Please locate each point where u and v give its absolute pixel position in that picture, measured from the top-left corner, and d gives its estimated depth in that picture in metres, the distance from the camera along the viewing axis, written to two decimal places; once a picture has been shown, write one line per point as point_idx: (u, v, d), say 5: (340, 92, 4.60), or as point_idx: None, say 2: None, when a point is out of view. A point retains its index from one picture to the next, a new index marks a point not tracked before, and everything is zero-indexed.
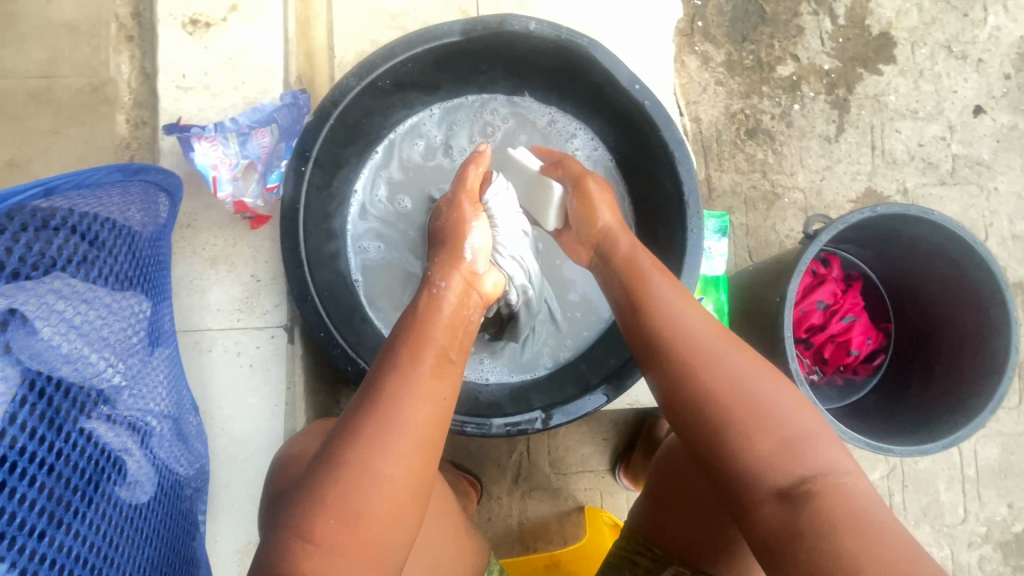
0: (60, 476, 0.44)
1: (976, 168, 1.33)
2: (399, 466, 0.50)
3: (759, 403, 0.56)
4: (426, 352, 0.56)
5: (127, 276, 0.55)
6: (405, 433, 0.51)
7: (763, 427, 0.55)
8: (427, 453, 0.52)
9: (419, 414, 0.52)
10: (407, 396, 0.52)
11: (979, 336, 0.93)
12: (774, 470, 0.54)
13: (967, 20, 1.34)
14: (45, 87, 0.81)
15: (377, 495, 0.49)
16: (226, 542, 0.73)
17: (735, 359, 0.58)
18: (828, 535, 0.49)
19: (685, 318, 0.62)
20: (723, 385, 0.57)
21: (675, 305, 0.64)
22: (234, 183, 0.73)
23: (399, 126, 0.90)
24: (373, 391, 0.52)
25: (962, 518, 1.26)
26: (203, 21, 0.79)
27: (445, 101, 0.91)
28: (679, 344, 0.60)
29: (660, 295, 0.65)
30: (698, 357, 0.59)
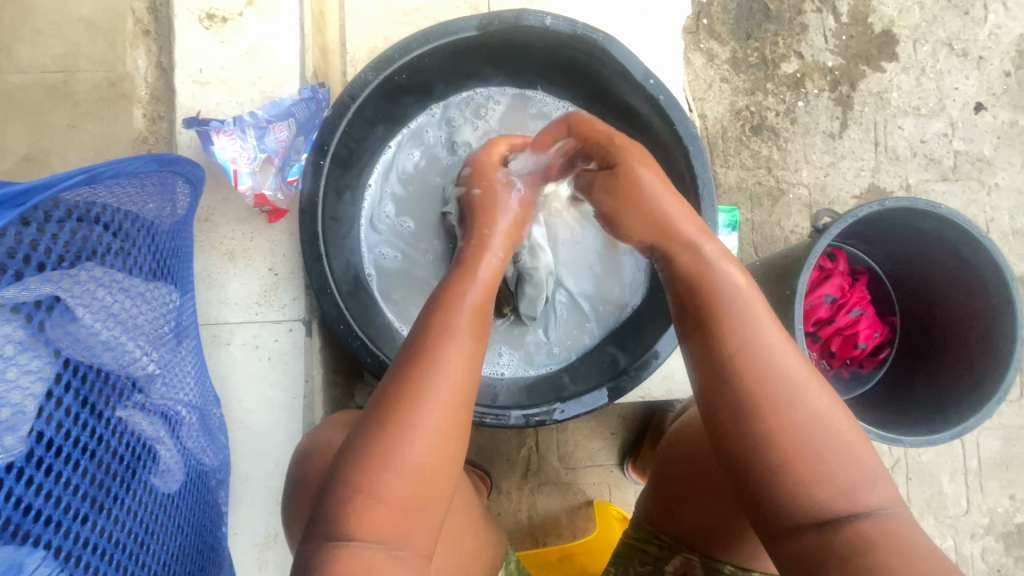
0: (100, 461, 0.45)
1: (977, 164, 1.35)
2: (444, 422, 0.49)
3: (814, 419, 0.51)
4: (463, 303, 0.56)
5: (157, 266, 0.55)
6: (449, 383, 0.50)
7: (817, 446, 0.51)
8: (467, 404, 0.52)
9: (461, 366, 0.52)
10: (452, 353, 0.52)
11: (985, 328, 0.94)
12: (822, 496, 0.51)
13: (968, 18, 1.36)
14: (62, 82, 0.81)
15: (427, 446, 0.48)
16: (246, 534, 0.74)
17: (797, 367, 0.53)
18: (872, 572, 0.47)
19: (747, 313, 0.55)
20: (780, 393, 0.52)
21: (737, 298, 0.55)
22: (253, 177, 0.74)
23: (410, 124, 0.91)
24: (418, 349, 0.51)
25: (966, 510, 1.28)
26: (219, 16, 0.79)
27: (444, 101, 0.91)
28: (737, 342, 0.54)
29: (724, 291, 0.56)
30: (752, 358, 0.53)
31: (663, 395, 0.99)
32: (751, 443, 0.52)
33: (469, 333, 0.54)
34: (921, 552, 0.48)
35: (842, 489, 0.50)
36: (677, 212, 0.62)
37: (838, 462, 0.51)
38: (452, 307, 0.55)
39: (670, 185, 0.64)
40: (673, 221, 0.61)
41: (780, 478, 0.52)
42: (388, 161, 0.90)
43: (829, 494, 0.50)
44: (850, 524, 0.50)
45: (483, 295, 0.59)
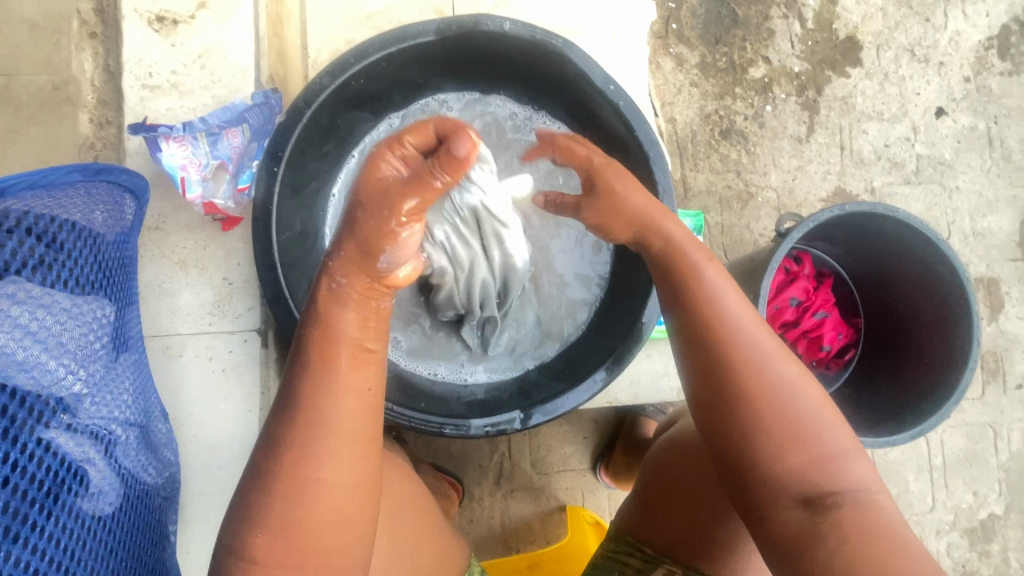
0: (14, 488, 0.43)
1: (939, 167, 1.38)
2: (331, 474, 0.48)
3: (797, 401, 0.55)
4: (337, 350, 0.49)
5: (90, 280, 0.53)
6: (330, 434, 0.48)
7: (800, 426, 0.54)
8: (357, 449, 0.49)
9: (339, 417, 0.48)
10: (328, 398, 0.48)
11: (943, 330, 0.96)
12: (805, 475, 0.54)
13: (929, 25, 1.39)
14: (3, 85, 0.78)
15: (311, 497, 0.47)
16: (199, 552, 0.71)
17: (780, 353, 0.57)
18: (852, 546, 0.49)
19: (733, 304, 0.59)
20: (764, 377, 0.55)
21: (725, 290, 0.60)
22: (204, 184, 0.71)
23: (373, 133, 0.89)
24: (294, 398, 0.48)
25: (931, 507, 1.30)
26: (170, 18, 0.77)
27: (404, 110, 0.90)
28: (726, 330, 0.57)
29: (711, 285, 0.60)
30: (739, 346, 0.57)
31: (631, 399, 0.99)
32: (737, 426, 0.56)
33: (346, 376, 0.49)
34: (899, 528, 0.51)
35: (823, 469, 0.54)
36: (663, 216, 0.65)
37: (819, 443, 0.54)
38: (323, 354, 0.49)
39: (649, 194, 0.67)
40: (661, 222, 0.65)
41: (761, 458, 0.55)
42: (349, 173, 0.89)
43: (812, 472, 0.54)
44: (833, 503, 0.52)
45: (354, 337, 0.49)
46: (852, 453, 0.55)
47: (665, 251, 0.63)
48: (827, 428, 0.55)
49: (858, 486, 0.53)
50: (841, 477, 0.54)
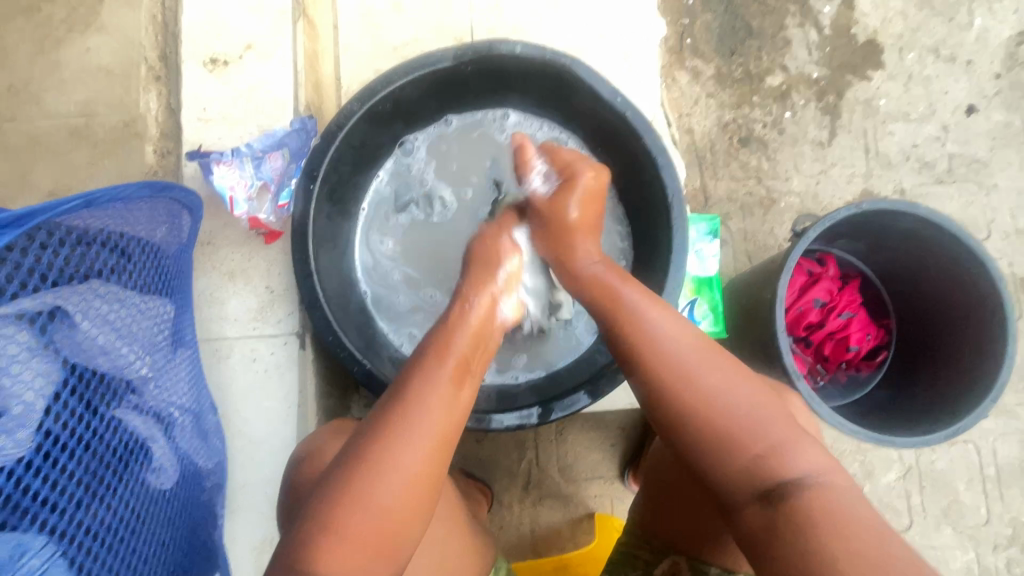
0: (95, 453, 0.51)
1: (973, 165, 1.35)
2: (429, 443, 0.57)
3: (729, 404, 0.59)
4: (449, 357, 0.62)
5: (154, 283, 0.61)
6: (422, 431, 0.57)
7: (741, 425, 0.59)
8: (442, 455, 0.58)
9: (438, 414, 0.58)
10: (430, 396, 0.59)
11: (976, 328, 0.94)
12: (753, 470, 0.58)
13: (953, 24, 1.38)
14: (83, 125, 0.90)
15: (391, 487, 0.55)
16: (244, 539, 0.78)
17: (711, 363, 0.61)
18: (817, 528, 0.52)
19: (659, 323, 0.64)
20: (691, 393, 0.60)
21: (647, 308, 0.65)
22: (250, 202, 0.80)
23: (375, 183, 0.96)
24: (399, 392, 0.59)
25: (986, 520, 1.23)
26: (221, 60, 0.88)
27: (394, 154, 0.96)
28: (648, 348, 0.63)
29: (632, 305, 0.66)
30: (668, 356, 0.62)
31: None
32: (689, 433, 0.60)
33: (447, 381, 0.61)
34: (851, 498, 0.55)
35: (771, 465, 0.57)
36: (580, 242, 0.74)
37: (762, 439, 0.58)
38: (434, 366, 0.61)
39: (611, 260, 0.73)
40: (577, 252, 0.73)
41: (711, 467, 0.60)
42: (364, 222, 0.96)
43: (762, 466, 0.58)
44: (791, 493, 0.55)
45: (465, 352, 0.64)
46: (802, 446, 0.58)
47: (592, 270, 0.71)
48: (766, 424, 0.59)
49: (809, 472, 0.57)
50: (792, 470, 0.57)
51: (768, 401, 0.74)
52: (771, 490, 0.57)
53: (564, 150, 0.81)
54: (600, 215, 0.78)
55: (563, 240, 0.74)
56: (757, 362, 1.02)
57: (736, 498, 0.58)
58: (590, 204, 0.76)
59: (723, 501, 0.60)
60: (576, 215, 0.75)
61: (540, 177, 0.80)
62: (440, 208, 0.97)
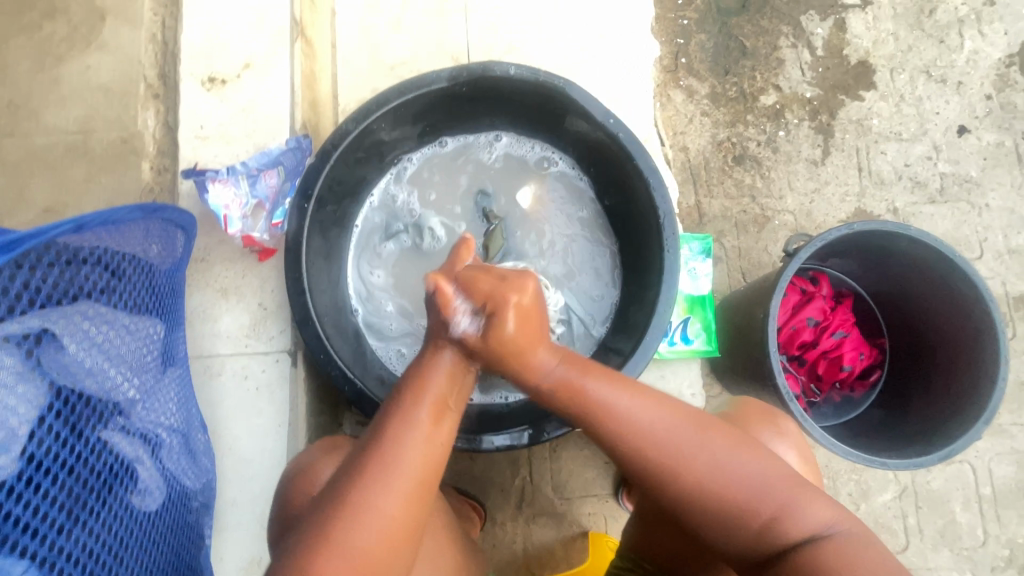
0: (78, 476, 0.51)
1: (965, 185, 1.36)
2: (414, 474, 0.57)
3: (732, 475, 0.59)
4: (425, 397, 0.61)
5: (144, 303, 0.61)
6: (402, 476, 0.56)
7: (745, 494, 0.59)
8: (422, 493, 0.58)
9: (414, 456, 0.58)
10: (409, 440, 0.58)
11: (969, 349, 0.94)
12: (766, 534, 0.59)
13: (944, 46, 1.40)
14: (81, 141, 0.90)
15: (369, 530, 0.54)
16: (231, 559, 0.77)
17: (702, 439, 0.60)
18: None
19: (638, 411, 0.60)
20: (688, 478, 0.59)
21: (622, 403, 0.61)
22: (244, 220, 0.81)
23: (366, 210, 0.97)
24: (379, 435, 0.59)
25: (982, 541, 1.23)
26: (219, 78, 0.89)
27: (384, 179, 0.98)
28: (640, 448, 0.60)
29: (604, 398, 0.61)
30: (659, 446, 0.59)
31: None
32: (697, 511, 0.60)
33: (426, 424, 0.59)
34: (862, 539, 0.58)
35: (778, 529, 0.58)
36: (533, 348, 0.62)
37: (766, 507, 0.59)
38: (413, 407, 0.60)
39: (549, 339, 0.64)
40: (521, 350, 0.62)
41: (710, 531, 0.60)
42: (355, 250, 0.96)
43: (771, 533, 0.58)
44: (805, 555, 0.57)
45: (443, 389, 0.62)
46: (807, 497, 0.59)
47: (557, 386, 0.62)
48: (771, 483, 0.59)
49: (817, 530, 0.58)
50: (801, 527, 0.58)
51: (757, 429, 0.74)
52: (784, 551, 0.58)
53: (481, 279, 0.64)
54: (541, 322, 0.64)
55: (512, 365, 0.62)
56: (751, 381, 1.02)
57: (751, 562, 0.59)
58: (525, 319, 0.62)
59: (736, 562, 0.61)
60: (515, 331, 0.61)
61: (465, 317, 0.63)
62: (429, 239, 0.96)
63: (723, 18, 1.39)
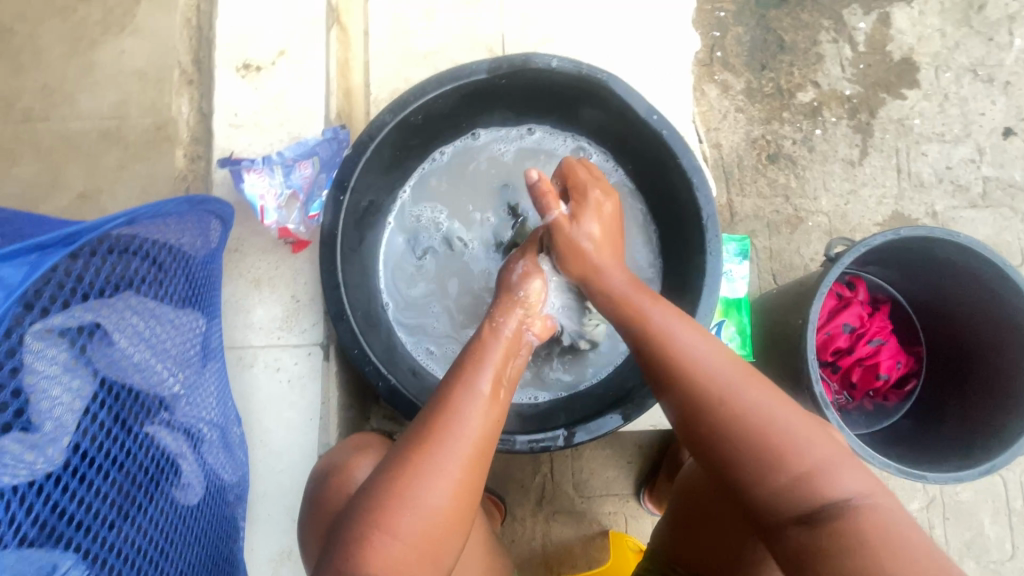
0: (127, 472, 0.51)
1: (1009, 190, 1.31)
2: (467, 450, 0.57)
3: (768, 425, 0.57)
4: (483, 379, 0.62)
5: (185, 296, 0.61)
6: (452, 457, 0.57)
7: (778, 444, 0.56)
8: (474, 476, 0.58)
9: (469, 432, 0.58)
10: (463, 419, 0.59)
11: (1015, 362, 0.91)
12: (795, 490, 0.55)
13: (993, 43, 1.34)
14: (115, 127, 0.90)
15: (414, 513, 0.54)
16: (261, 550, 0.77)
17: (749, 383, 0.59)
18: (855, 561, 0.50)
19: (689, 340, 0.62)
20: (729, 408, 0.58)
21: (676, 329, 0.63)
22: (279, 211, 0.80)
23: (393, 223, 0.95)
24: (430, 415, 0.59)
25: (1011, 555, 1.19)
26: (254, 65, 0.87)
27: (410, 186, 0.96)
28: (682, 370, 0.60)
29: (659, 321, 0.64)
30: (701, 369, 0.60)
31: None
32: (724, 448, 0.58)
33: (483, 402, 0.60)
34: (897, 518, 0.53)
35: (809, 487, 0.55)
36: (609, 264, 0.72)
37: (803, 458, 0.56)
38: (467, 390, 0.61)
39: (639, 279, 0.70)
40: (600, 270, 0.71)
41: (744, 481, 0.58)
42: (384, 269, 0.94)
43: (801, 488, 0.55)
44: (832, 516, 0.53)
45: (499, 369, 0.64)
46: (846, 463, 0.56)
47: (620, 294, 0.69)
48: (810, 442, 0.57)
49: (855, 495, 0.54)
50: (836, 490, 0.55)
51: None
52: (814, 510, 0.54)
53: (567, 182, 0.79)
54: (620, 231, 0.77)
55: (586, 261, 0.72)
56: (784, 387, 0.99)
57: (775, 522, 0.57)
58: (612, 224, 0.75)
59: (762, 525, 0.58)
60: (593, 238, 0.73)
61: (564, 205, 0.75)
62: (461, 249, 0.95)
63: (762, 11, 1.35)
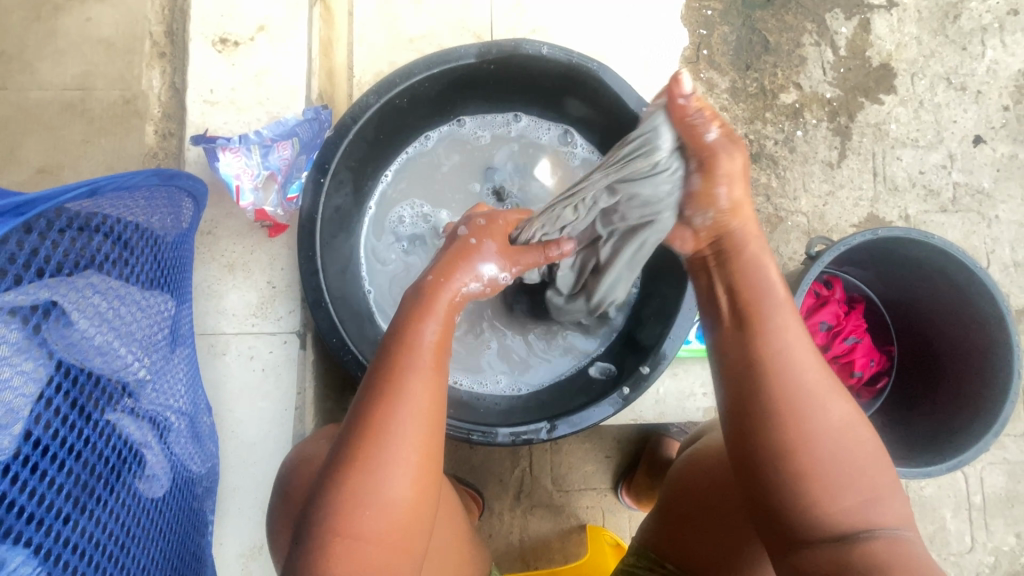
0: (87, 462, 0.48)
1: (977, 196, 1.35)
2: (422, 430, 0.53)
3: (835, 446, 0.53)
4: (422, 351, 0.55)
5: (154, 278, 0.58)
6: (395, 450, 0.52)
7: (836, 466, 0.53)
8: (431, 467, 0.54)
9: (422, 407, 0.53)
10: (411, 396, 0.53)
11: (982, 362, 0.94)
12: (837, 516, 0.53)
13: (966, 53, 1.38)
14: (79, 99, 0.85)
15: (370, 511, 0.51)
16: (231, 546, 0.74)
17: (829, 399, 0.54)
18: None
19: (791, 341, 0.55)
20: (804, 420, 0.54)
21: (784, 327, 0.56)
22: (256, 193, 0.76)
23: (377, 214, 0.92)
24: (377, 390, 0.53)
25: (970, 547, 1.24)
26: (232, 40, 0.83)
27: (394, 169, 0.93)
28: (772, 370, 0.55)
29: (768, 313, 0.56)
30: (785, 369, 0.55)
31: (655, 417, 1.01)
32: (779, 454, 0.54)
33: (431, 374, 0.54)
34: (919, 554, 0.51)
35: (849, 514, 0.53)
36: (762, 258, 0.58)
37: (851, 489, 0.53)
38: (417, 370, 0.54)
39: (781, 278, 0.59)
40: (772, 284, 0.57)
41: (791, 494, 0.54)
42: (368, 261, 0.92)
43: (846, 514, 0.53)
44: (861, 545, 0.52)
45: (445, 330, 0.57)
46: (886, 497, 0.54)
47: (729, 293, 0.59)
48: (863, 471, 0.54)
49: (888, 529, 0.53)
50: (872, 521, 0.53)
51: None
52: (845, 535, 0.53)
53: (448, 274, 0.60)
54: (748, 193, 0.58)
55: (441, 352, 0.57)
56: None
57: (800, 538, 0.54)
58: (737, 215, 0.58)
59: (782, 537, 0.56)
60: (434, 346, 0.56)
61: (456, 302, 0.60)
62: None
63: (748, 11, 1.35)
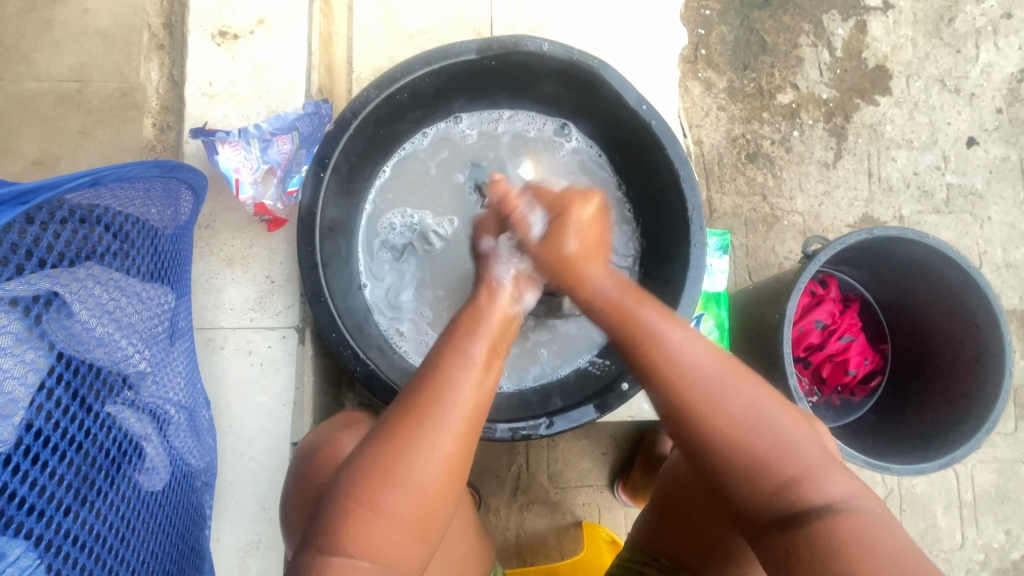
0: (86, 453, 0.48)
1: (970, 197, 1.37)
2: (460, 417, 0.56)
3: (763, 430, 0.56)
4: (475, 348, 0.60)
5: (154, 270, 0.58)
6: (439, 435, 0.54)
7: (761, 452, 0.55)
8: (462, 456, 0.55)
9: (467, 396, 0.56)
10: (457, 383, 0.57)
11: (973, 360, 0.95)
12: (785, 498, 0.54)
13: (960, 55, 1.39)
14: (76, 90, 0.84)
15: (396, 489, 0.52)
16: (229, 540, 0.74)
17: (739, 382, 0.57)
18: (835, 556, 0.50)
19: (679, 339, 0.60)
20: (719, 407, 0.56)
21: (665, 325, 0.61)
22: (255, 187, 0.75)
23: (365, 220, 0.92)
24: (425, 380, 0.57)
25: (960, 544, 1.25)
26: (231, 33, 0.83)
27: (393, 164, 0.93)
28: (670, 368, 0.58)
29: (643, 318, 0.62)
30: (682, 362, 0.58)
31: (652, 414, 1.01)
32: (714, 449, 0.56)
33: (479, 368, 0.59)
34: (888, 525, 0.52)
35: (796, 492, 0.54)
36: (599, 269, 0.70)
37: (790, 463, 0.55)
38: (463, 362, 0.59)
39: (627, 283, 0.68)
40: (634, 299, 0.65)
41: (737, 485, 0.56)
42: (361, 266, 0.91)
43: (792, 492, 0.54)
44: (814, 521, 0.52)
45: (494, 338, 0.63)
46: (831, 469, 0.55)
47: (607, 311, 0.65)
48: (799, 447, 0.56)
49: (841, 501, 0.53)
50: (821, 495, 0.54)
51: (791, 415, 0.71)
52: (797, 516, 0.53)
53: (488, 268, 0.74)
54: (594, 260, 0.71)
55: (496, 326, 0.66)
56: None
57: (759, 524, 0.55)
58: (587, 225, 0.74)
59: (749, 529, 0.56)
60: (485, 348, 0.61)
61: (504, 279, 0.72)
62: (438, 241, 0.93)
63: (746, 11, 1.36)
